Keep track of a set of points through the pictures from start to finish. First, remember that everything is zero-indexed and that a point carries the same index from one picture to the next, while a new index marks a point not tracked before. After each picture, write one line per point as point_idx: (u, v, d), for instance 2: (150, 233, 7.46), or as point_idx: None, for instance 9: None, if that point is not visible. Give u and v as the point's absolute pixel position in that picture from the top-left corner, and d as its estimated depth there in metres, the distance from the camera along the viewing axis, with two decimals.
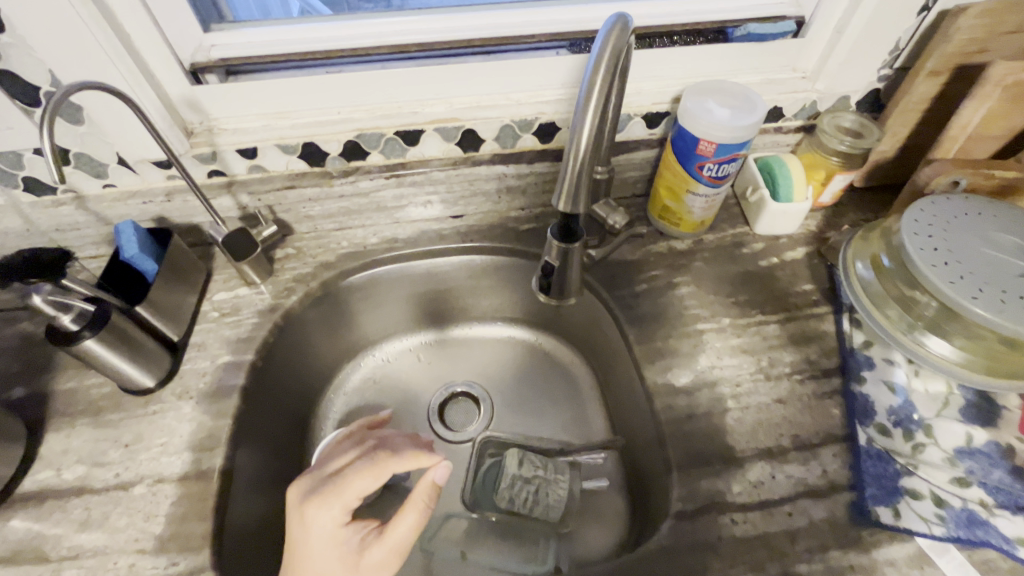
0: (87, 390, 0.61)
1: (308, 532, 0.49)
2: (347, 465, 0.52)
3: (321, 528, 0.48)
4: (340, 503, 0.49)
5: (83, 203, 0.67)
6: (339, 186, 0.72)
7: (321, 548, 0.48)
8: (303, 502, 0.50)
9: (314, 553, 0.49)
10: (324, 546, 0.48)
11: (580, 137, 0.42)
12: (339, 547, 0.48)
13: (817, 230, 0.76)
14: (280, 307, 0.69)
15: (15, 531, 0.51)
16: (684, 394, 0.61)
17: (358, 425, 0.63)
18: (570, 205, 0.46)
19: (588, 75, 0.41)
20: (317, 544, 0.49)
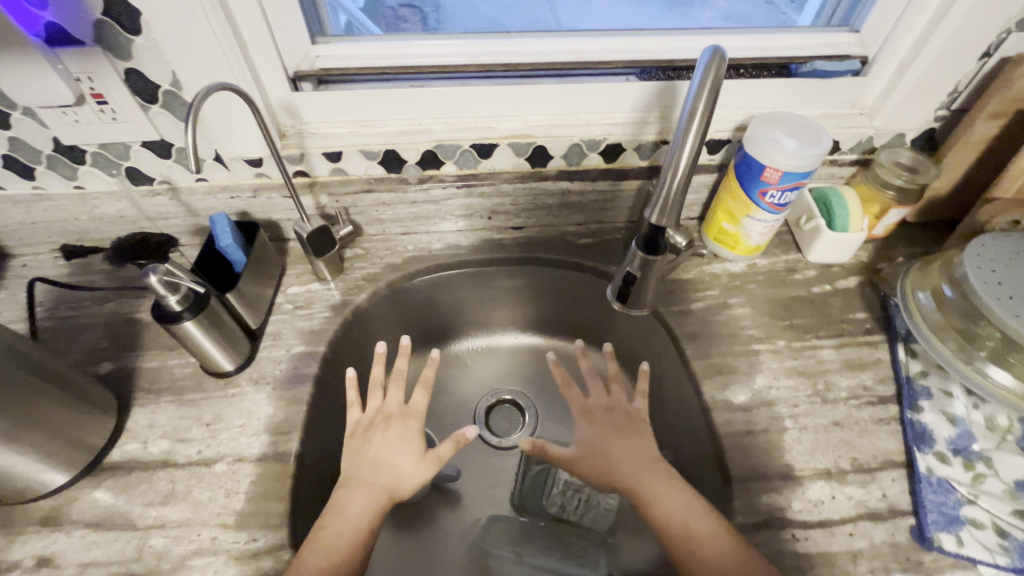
0: (171, 369, 0.64)
1: (393, 426, 0.63)
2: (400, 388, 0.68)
3: (393, 431, 0.62)
4: (423, 409, 0.66)
5: (176, 195, 0.71)
6: (412, 192, 0.75)
7: (393, 443, 0.61)
8: (386, 411, 0.65)
9: (389, 447, 0.61)
10: (396, 441, 0.61)
11: (681, 156, 0.47)
12: (408, 441, 0.62)
13: (869, 260, 0.78)
14: (349, 304, 0.72)
15: (105, 497, 0.54)
16: (742, 411, 0.62)
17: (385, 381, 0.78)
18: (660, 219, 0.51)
19: (690, 103, 0.45)
20: (389, 441, 0.61)
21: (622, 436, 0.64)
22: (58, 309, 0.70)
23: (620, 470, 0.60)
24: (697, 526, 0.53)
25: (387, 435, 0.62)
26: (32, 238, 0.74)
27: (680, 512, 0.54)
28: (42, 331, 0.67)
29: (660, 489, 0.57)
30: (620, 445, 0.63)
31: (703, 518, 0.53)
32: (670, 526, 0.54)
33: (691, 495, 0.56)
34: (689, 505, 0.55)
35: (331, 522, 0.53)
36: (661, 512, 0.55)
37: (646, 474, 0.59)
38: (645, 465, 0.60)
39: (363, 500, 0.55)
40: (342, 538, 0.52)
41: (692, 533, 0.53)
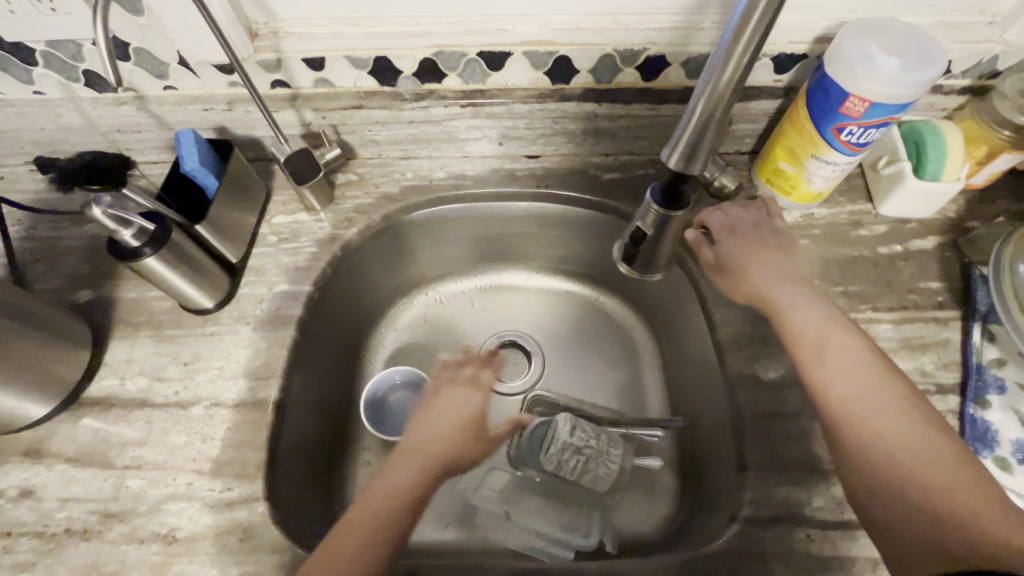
0: (149, 301, 0.60)
1: (454, 398, 0.61)
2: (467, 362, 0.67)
3: (450, 402, 0.60)
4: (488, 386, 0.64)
5: (144, 104, 0.63)
6: (410, 110, 0.64)
7: (450, 415, 0.59)
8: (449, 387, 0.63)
9: (438, 418, 0.58)
10: (454, 412, 0.59)
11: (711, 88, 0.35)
12: (466, 416, 0.60)
13: (956, 217, 0.64)
14: (339, 239, 0.65)
15: (85, 432, 0.53)
16: (770, 390, 0.55)
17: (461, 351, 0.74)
18: (685, 165, 0.39)
19: (738, 17, 0.32)
20: (449, 411, 0.59)
21: (775, 264, 0.55)
22: (36, 229, 0.65)
23: (775, 300, 0.53)
24: (843, 365, 0.48)
25: (442, 408, 0.60)
26: (4, 147, 0.68)
27: (834, 350, 0.49)
28: (21, 253, 0.64)
29: (806, 317, 0.51)
30: (773, 269, 0.55)
31: (859, 364, 0.48)
32: (813, 357, 0.49)
33: (851, 336, 0.50)
34: (834, 334, 0.50)
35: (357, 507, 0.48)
36: (810, 339, 0.50)
37: (800, 300, 0.53)
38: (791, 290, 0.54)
39: (393, 475, 0.52)
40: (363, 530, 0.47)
41: (835, 368, 0.48)
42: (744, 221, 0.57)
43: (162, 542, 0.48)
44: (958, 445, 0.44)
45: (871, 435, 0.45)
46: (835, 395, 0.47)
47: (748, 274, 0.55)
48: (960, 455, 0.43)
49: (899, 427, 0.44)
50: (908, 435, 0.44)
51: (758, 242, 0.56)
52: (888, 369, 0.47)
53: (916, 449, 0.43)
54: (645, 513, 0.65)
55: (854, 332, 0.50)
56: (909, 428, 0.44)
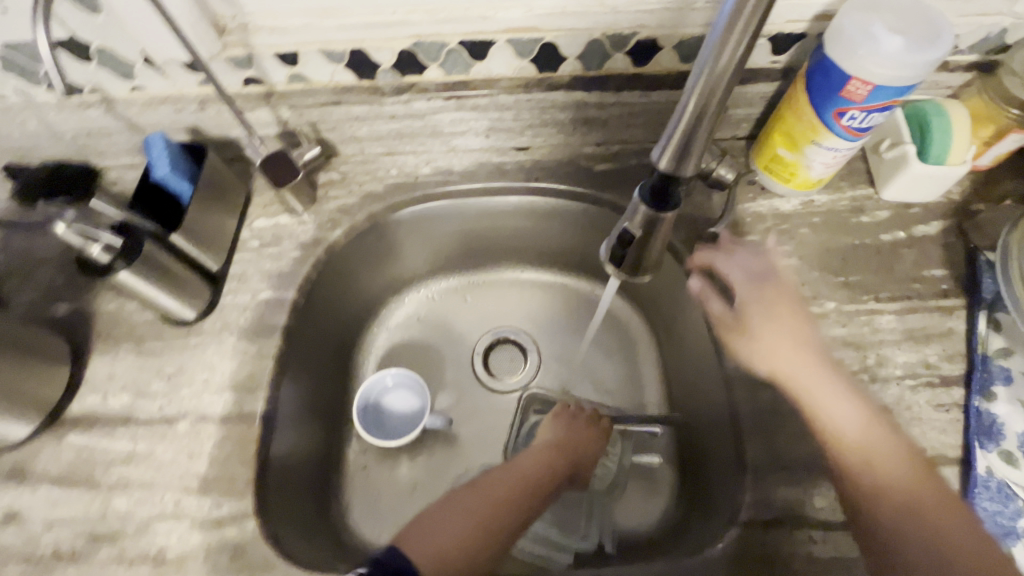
0: (129, 313, 0.58)
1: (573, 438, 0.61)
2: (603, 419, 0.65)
3: (559, 443, 0.60)
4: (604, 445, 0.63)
5: (111, 106, 0.60)
6: (390, 104, 0.61)
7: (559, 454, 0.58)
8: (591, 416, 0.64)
9: (542, 454, 0.57)
10: (561, 451, 0.58)
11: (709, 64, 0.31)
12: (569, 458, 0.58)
13: (962, 200, 0.62)
14: (323, 242, 0.63)
15: (68, 451, 0.51)
16: (770, 387, 0.53)
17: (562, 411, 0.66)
18: (675, 167, 0.35)
19: None
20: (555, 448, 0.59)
21: (800, 339, 0.51)
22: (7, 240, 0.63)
23: (806, 396, 0.49)
24: (885, 458, 0.45)
25: (568, 430, 0.61)
26: None
27: (867, 441, 0.46)
28: None
29: (841, 409, 0.48)
30: (797, 343, 0.51)
31: (894, 463, 0.45)
32: (851, 449, 0.46)
33: (887, 435, 0.47)
34: (867, 433, 0.47)
35: (464, 494, 0.50)
36: (840, 432, 0.47)
37: (828, 380, 0.49)
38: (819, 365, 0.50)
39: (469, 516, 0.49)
40: (471, 522, 0.48)
41: (872, 458, 0.45)
42: (745, 273, 0.56)
43: (151, 562, 0.47)
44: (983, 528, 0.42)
45: (941, 539, 0.42)
46: (870, 482, 0.45)
47: (767, 347, 0.52)
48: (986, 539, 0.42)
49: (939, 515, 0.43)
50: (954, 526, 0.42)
51: (771, 310, 0.53)
52: (920, 466, 0.45)
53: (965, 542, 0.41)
54: (643, 510, 0.64)
55: (878, 420, 0.48)
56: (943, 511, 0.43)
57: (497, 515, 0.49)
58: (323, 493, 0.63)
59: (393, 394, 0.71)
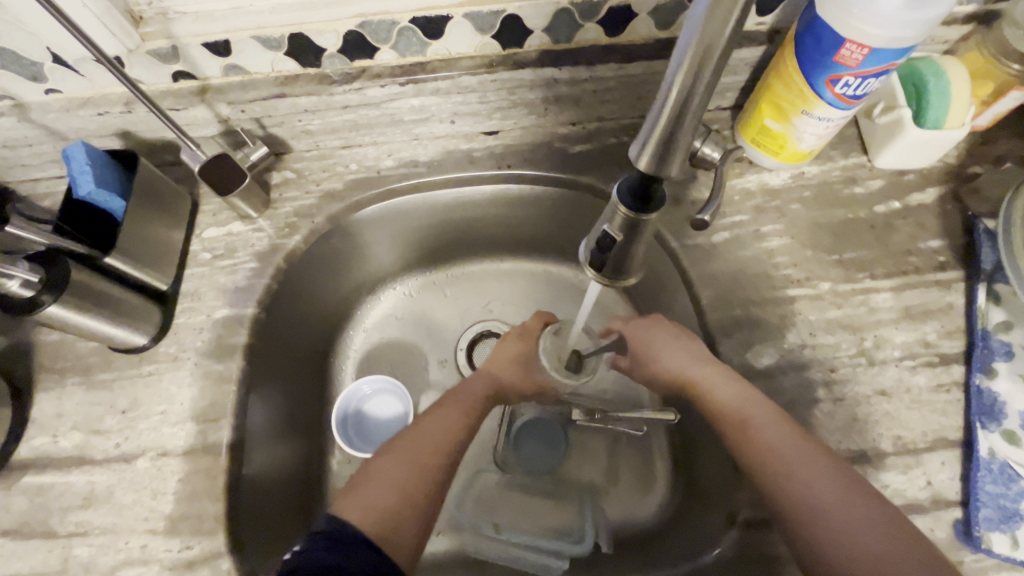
0: (74, 343, 0.53)
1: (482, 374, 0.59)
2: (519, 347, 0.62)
3: (468, 384, 0.58)
4: (523, 362, 0.62)
5: (25, 113, 0.53)
6: (342, 94, 0.55)
7: (467, 391, 0.57)
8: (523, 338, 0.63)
9: (451, 398, 0.55)
10: (470, 387, 0.57)
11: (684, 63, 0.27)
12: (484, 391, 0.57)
13: (958, 164, 0.59)
14: (281, 249, 0.58)
15: (19, 500, 0.48)
16: (765, 378, 0.51)
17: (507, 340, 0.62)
18: (655, 168, 0.31)
19: None
20: (464, 388, 0.57)
21: (696, 358, 0.51)
22: None
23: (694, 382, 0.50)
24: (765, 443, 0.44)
25: (496, 364, 0.60)
26: None
27: (760, 430, 0.45)
28: None
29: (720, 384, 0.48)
30: (682, 355, 0.52)
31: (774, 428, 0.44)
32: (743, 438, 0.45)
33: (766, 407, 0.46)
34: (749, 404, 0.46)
35: (394, 453, 0.47)
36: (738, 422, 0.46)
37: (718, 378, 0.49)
38: (713, 371, 0.49)
39: (390, 466, 0.46)
40: (408, 466, 0.46)
41: (760, 445, 0.44)
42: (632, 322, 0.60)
43: None
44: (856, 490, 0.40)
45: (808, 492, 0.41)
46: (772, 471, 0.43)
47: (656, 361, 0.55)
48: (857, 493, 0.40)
49: (833, 501, 0.40)
50: (854, 519, 0.39)
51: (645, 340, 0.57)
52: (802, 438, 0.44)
53: (864, 543, 0.37)
54: (641, 501, 0.62)
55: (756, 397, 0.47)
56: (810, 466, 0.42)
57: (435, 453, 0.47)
58: (311, 513, 0.60)
59: (376, 395, 0.67)
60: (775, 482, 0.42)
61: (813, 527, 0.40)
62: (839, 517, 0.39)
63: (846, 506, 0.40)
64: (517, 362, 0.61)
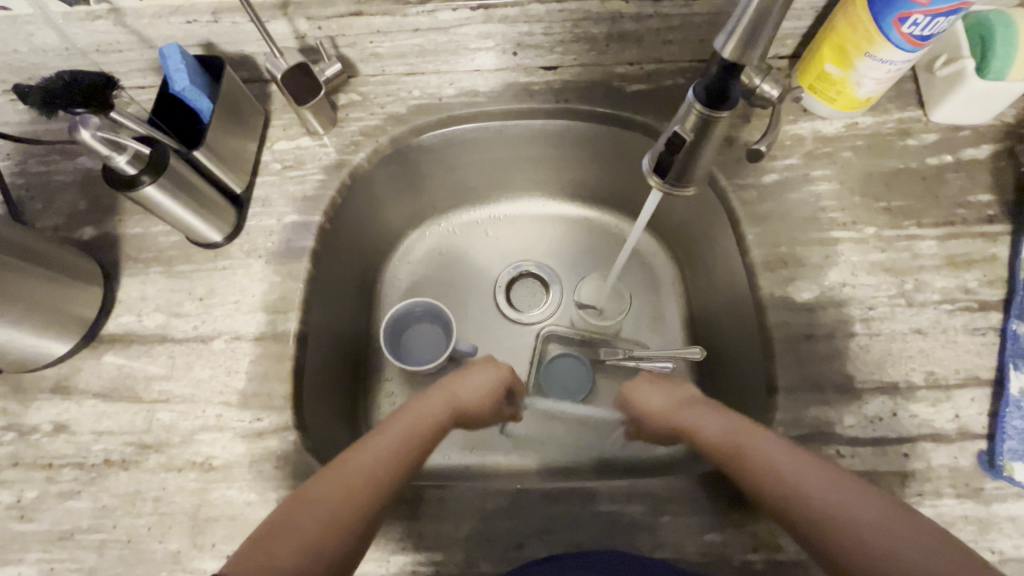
0: (156, 236, 0.58)
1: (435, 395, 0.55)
2: (471, 375, 0.58)
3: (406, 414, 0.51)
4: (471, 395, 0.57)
5: (121, 18, 0.56)
6: (414, 15, 0.58)
7: (401, 416, 0.51)
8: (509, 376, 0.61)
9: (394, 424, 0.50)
10: (412, 409, 0.52)
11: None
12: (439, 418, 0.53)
13: (1015, 121, 0.59)
14: (346, 165, 0.61)
15: (109, 368, 0.53)
16: (804, 311, 0.53)
17: (459, 373, 0.58)
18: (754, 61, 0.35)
19: None
20: (401, 416, 0.51)
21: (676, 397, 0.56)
22: (26, 162, 0.61)
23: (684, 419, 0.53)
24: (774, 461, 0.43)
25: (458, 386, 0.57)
26: None
27: (751, 445, 0.45)
28: (14, 188, 0.60)
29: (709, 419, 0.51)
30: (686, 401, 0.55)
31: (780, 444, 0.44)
32: (734, 461, 0.46)
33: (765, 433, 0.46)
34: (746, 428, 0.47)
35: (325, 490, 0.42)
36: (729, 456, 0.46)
37: (707, 414, 0.52)
38: (700, 413, 0.53)
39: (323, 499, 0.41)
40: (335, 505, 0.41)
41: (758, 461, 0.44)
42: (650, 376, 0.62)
43: (199, 470, 0.49)
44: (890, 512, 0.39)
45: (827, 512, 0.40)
46: (780, 484, 0.42)
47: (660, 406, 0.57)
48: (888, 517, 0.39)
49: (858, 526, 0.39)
50: (891, 536, 0.37)
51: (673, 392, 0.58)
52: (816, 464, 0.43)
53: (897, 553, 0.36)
54: None
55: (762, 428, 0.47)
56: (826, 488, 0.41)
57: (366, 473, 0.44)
58: (358, 417, 0.64)
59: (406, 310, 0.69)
60: (801, 512, 0.41)
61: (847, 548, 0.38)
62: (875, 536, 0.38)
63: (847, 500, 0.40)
64: (475, 393, 0.57)
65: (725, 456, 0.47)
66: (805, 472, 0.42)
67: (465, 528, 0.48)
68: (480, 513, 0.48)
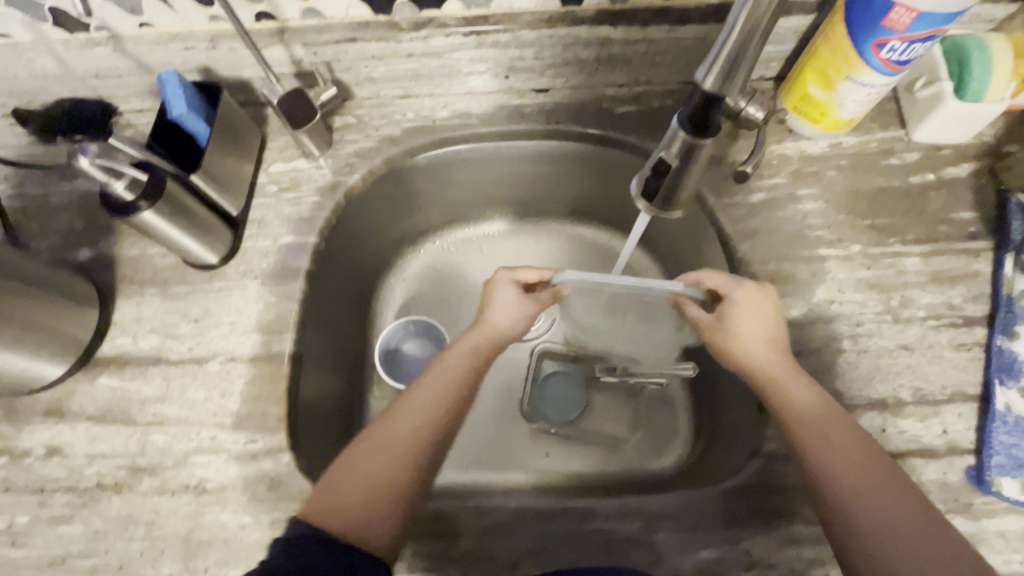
0: (152, 258, 0.58)
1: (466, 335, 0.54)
2: (495, 299, 0.56)
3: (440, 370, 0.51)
4: (501, 313, 0.55)
5: (120, 45, 0.57)
6: (408, 41, 0.59)
7: (440, 367, 0.51)
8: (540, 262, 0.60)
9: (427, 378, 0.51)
10: (444, 363, 0.52)
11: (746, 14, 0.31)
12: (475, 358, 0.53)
13: (994, 140, 0.61)
14: (341, 186, 0.62)
15: (104, 390, 0.53)
16: (793, 328, 0.53)
17: (485, 297, 0.57)
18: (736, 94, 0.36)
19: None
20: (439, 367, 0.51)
21: (765, 340, 0.49)
22: (23, 185, 0.62)
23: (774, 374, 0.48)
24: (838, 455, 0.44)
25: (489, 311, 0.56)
26: None
27: (830, 436, 0.45)
28: (11, 211, 0.61)
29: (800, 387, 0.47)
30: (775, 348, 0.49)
31: (847, 442, 0.44)
32: (804, 436, 0.45)
33: (842, 424, 0.45)
34: (826, 414, 0.46)
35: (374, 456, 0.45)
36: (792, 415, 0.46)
37: (800, 384, 0.47)
38: (788, 371, 0.48)
39: (372, 466, 0.45)
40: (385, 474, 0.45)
41: (827, 448, 0.44)
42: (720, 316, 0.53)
43: (192, 493, 0.48)
44: (925, 526, 0.40)
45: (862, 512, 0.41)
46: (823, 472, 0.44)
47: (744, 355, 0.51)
48: (921, 529, 0.40)
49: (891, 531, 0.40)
50: (919, 550, 0.39)
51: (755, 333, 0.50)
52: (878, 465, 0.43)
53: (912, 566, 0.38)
54: (660, 452, 0.67)
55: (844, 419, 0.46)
56: (877, 490, 0.42)
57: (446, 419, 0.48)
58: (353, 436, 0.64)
59: (391, 332, 0.69)
60: (840, 501, 0.42)
61: (875, 549, 0.40)
62: (904, 545, 0.39)
63: (890, 496, 0.41)
64: (508, 316, 0.55)
65: (796, 430, 0.46)
66: (862, 478, 0.42)
67: (461, 547, 0.48)
68: (476, 533, 0.48)
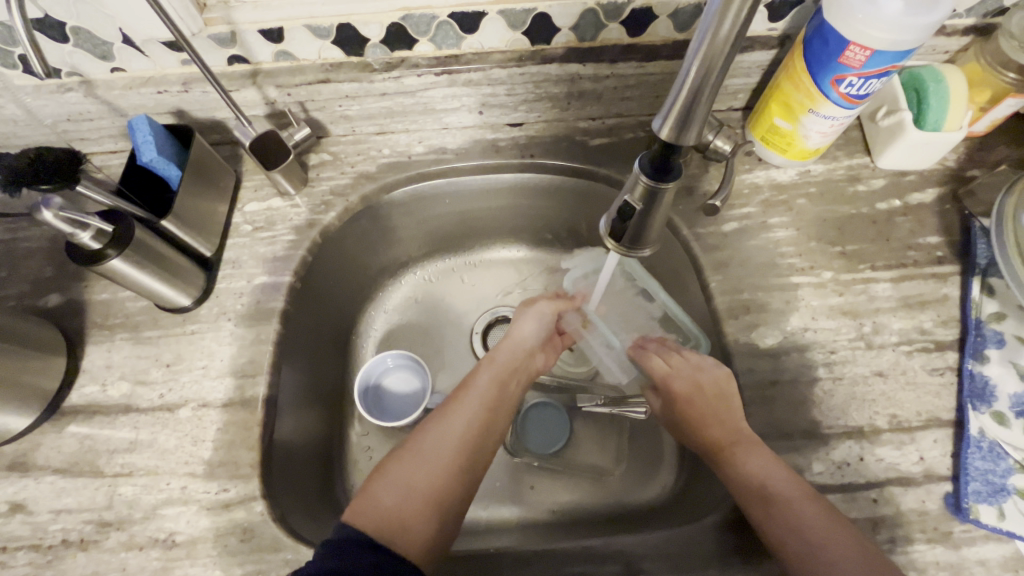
0: (123, 302, 0.57)
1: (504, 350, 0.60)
2: (528, 322, 0.63)
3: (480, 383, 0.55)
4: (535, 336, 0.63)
5: (92, 90, 0.57)
6: (380, 81, 0.59)
7: (480, 383, 0.55)
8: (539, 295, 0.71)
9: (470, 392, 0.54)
10: (485, 377, 0.56)
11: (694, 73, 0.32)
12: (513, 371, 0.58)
13: (955, 165, 0.62)
14: (317, 224, 0.62)
15: (71, 441, 0.51)
16: (769, 357, 0.54)
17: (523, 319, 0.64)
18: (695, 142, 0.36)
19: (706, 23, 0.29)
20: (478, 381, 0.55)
21: (713, 400, 0.52)
22: None
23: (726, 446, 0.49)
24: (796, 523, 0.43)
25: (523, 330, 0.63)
26: None
27: (785, 498, 0.44)
28: None
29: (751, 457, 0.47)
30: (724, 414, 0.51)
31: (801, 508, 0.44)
32: (761, 505, 0.45)
33: (794, 488, 0.45)
34: (778, 476, 0.46)
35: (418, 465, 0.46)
36: (746, 475, 0.47)
37: (752, 451, 0.48)
38: (738, 442, 0.49)
39: (416, 474, 0.45)
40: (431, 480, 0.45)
41: (787, 518, 0.43)
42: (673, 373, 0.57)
43: (161, 547, 0.47)
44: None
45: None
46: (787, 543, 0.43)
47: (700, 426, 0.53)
48: None
49: None
50: None
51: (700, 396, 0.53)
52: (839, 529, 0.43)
53: None
54: (646, 482, 0.65)
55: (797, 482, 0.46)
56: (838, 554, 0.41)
57: (486, 429, 0.51)
58: (332, 476, 0.63)
59: (372, 366, 0.68)
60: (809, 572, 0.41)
61: None
62: None
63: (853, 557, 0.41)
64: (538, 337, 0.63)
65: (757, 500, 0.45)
66: (825, 542, 0.42)
67: None
68: None
